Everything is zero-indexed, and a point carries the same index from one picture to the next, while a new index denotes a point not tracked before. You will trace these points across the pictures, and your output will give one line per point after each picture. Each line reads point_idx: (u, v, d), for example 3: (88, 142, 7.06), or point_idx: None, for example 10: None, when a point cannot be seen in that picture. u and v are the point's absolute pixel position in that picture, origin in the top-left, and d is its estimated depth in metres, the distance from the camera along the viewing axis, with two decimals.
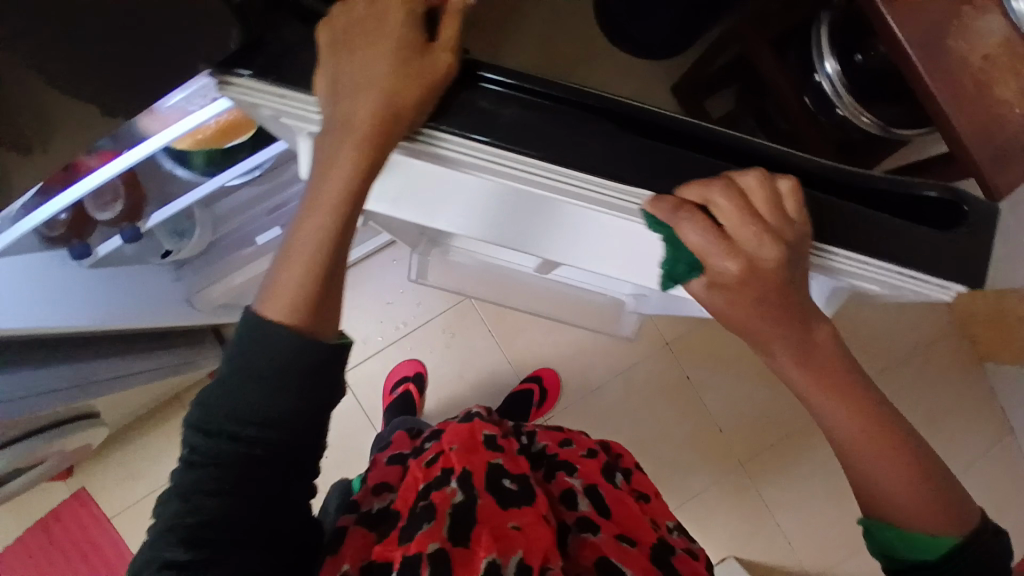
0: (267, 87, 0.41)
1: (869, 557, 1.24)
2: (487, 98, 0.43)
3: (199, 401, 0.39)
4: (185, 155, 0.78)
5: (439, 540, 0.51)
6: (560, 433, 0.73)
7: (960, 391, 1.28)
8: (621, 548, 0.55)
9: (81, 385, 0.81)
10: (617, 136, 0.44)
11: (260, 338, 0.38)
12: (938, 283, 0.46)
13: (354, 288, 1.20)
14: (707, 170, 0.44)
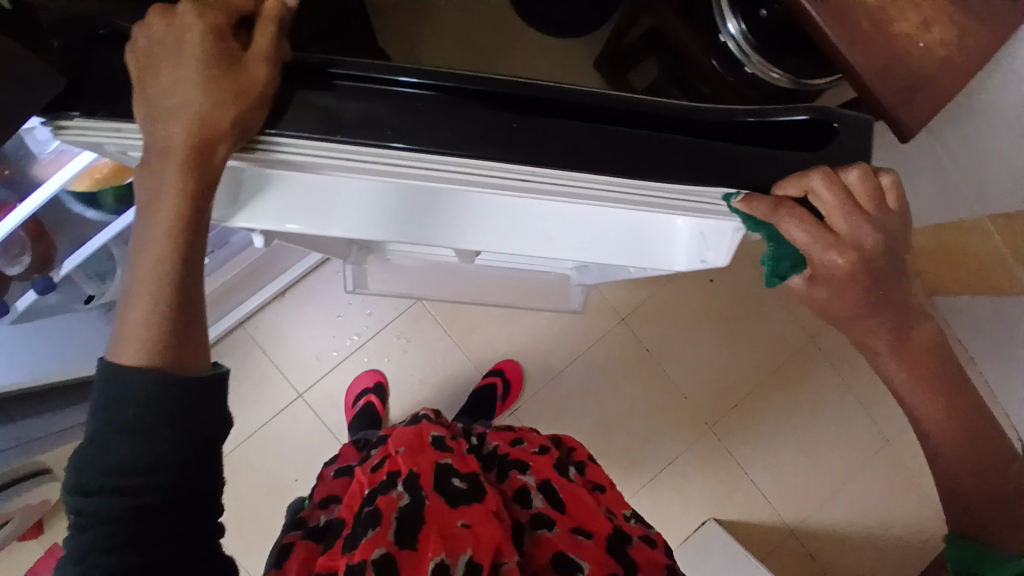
0: (101, 125, 0.37)
1: (846, 499, 1.26)
2: (328, 95, 0.36)
3: (75, 463, 0.37)
4: (92, 196, 0.74)
5: (385, 544, 0.49)
6: (509, 433, 0.70)
7: None
8: (577, 542, 0.53)
9: (22, 444, 0.79)
10: (489, 119, 0.36)
11: (122, 384, 0.37)
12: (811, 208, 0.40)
13: (300, 305, 1.19)
14: (600, 143, 0.37)
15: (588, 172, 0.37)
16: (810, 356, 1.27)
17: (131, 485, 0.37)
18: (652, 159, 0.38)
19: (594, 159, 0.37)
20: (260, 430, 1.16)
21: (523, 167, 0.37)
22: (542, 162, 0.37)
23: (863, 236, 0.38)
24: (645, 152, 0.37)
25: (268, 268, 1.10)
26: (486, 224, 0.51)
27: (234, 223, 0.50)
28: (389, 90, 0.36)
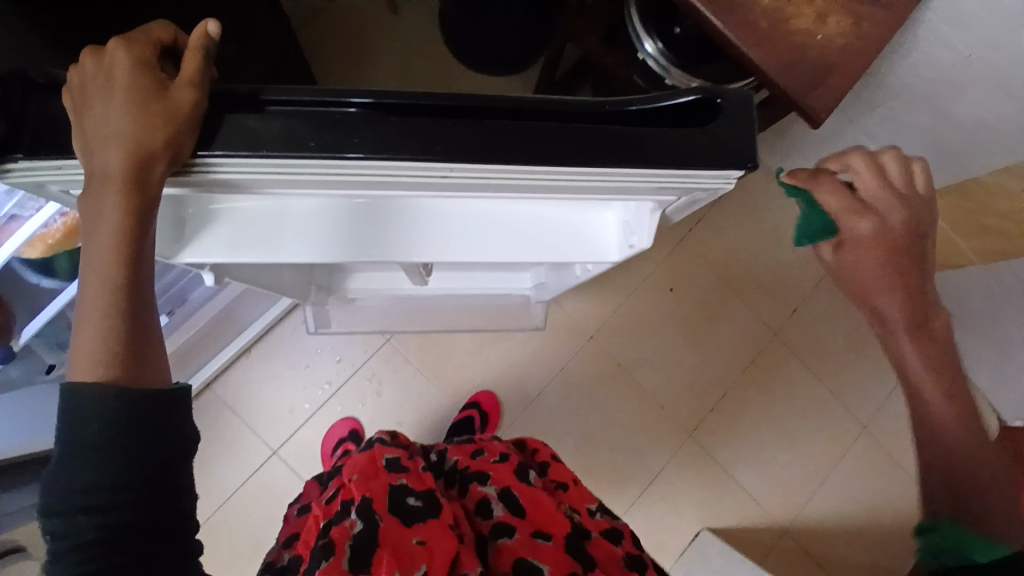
0: (45, 163, 0.38)
1: (834, 490, 1.27)
2: (247, 114, 0.38)
3: (41, 490, 0.37)
4: (47, 264, 0.76)
5: (336, 573, 0.47)
6: (470, 445, 0.71)
7: None
8: (536, 546, 0.52)
9: None
10: (401, 122, 0.38)
11: (78, 405, 0.38)
12: (716, 174, 0.41)
13: (270, 357, 1.19)
14: (507, 131, 0.39)
15: (502, 158, 0.39)
16: (778, 352, 1.30)
17: (96, 505, 0.37)
18: (561, 146, 0.39)
19: (508, 150, 0.39)
20: (238, 491, 1.14)
21: (439, 162, 0.39)
22: (457, 156, 0.39)
23: (891, 211, 0.44)
24: (551, 139, 0.39)
25: (231, 324, 1.11)
26: (427, 235, 0.54)
27: (181, 259, 0.52)
28: (300, 108, 0.38)
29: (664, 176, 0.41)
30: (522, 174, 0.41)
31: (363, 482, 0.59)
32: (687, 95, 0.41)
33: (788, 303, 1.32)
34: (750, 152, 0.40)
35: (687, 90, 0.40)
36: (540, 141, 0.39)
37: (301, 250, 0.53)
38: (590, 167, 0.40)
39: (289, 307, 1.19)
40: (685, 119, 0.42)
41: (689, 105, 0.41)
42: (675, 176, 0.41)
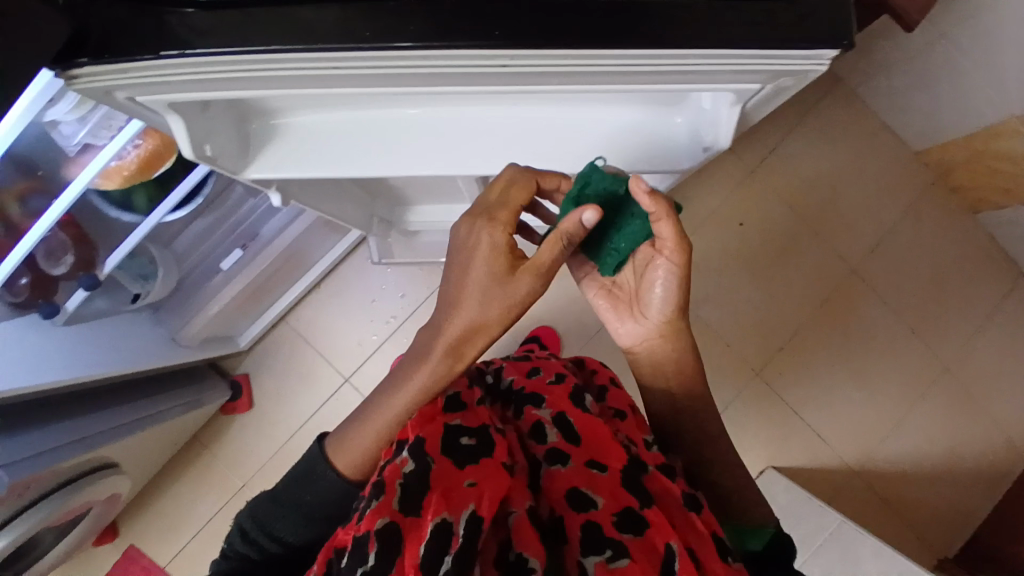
0: (110, 67, 0.38)
1: (908, 431, 1.21)
2: (306, 7, 0.37)
3: (260, 497, 0.50)
4: (127, 199, 0.80)
5: (390, 512, 0.38)
6: (526, 364, 0.60)
7: (959, 244, 1.24)
8: (593, 476, 0.46)
9: (87, 437, 0.84)
10: (466, 10, 0.37)
11: (313, 476, 0.48)
12: (804, 54, 0.39)
13: (338, 293, 1.24)
14: (582, 10, 0.37)
15: (574, 42, 0.37)
16: (854, 288, 1.24)
17: (283, 538, 0.48)
18: (637, 35, 0.37)
19: (579, 31, 0.37)
20: (316, 413, 1.23)
21: (508, 52, 0.38)
22: (523, 41, 0.37)
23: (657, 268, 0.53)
24: (626, 21, 0.37)
25: (302, 263, 1.14)
26: (498, 145, 0.53)
27: (246, 175, 0.52)
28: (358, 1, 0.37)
29: (750, 55, 0.38)
30: (593, 63, 0.39)
31: (419, 416, 0.45)
32: None
33: (864, 237, 1.24)
34: (846, 29, 0.37)
35: None
36: (615, 23, 0.37)
37: (375, 165, 0.52)
38: (664, 50, 0.38)
39: (354, 243, 1.22)
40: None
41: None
42: (758, 56, 0.39)
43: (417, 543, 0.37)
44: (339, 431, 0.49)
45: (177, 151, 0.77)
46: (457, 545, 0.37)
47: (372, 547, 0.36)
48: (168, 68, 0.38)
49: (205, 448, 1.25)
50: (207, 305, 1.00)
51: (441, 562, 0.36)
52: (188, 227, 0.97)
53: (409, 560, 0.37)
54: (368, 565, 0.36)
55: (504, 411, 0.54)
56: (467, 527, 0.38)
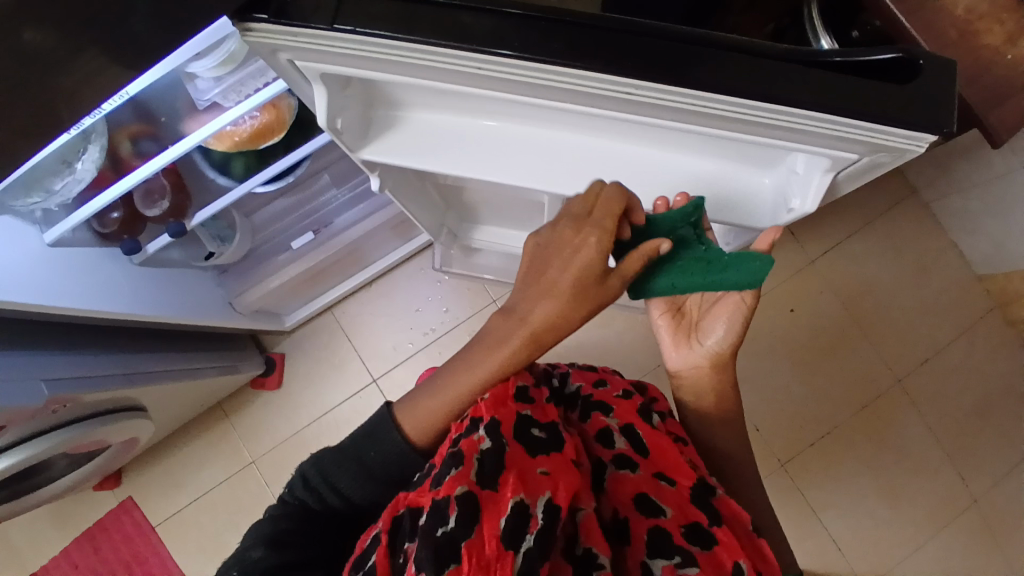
0: (282, 29, 0.43)
1: (925, 560, 1.16)
2: (467, 13, 0.42)
3: (319, 452, 0.56)
4: (227, 163, 0.86)
5: (468, 482, 0.45)
6: (592, 373, 0.68)
7: (1012, 378, 1.21)
8: (658, 487, 0.54)
9: (128, 374, 0.87)
10: (604, 37, 0.42)
11: (380, 437, 0.54)
12: (905, 135, 0.41)
13: (386, 296, 1.27)
14: (705, 59, 0.41)
15: (689, 84, 0.41)
16: (895, 400, 1.21)
17: (341, 490, 0.54)
18: (755, 89, 0.41)
19: (695, 76, 0.41)
20: (335, 408, 1.25)
21: (631, 82, 0.42)
22: (654, 74, 0.41)
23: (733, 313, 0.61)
24: (746, 76, 0.41)
25: (363, 259, 1.19)
26: (593, 168, 0.56)
27: (361, 154, 0.57)
28: (515, 14, 0.42)
29: (856, 125, 0.41)
30: (707, 104, 0.43)
31: (495, 398, 0.51)
32: (889, 54, 0.40)
33: (913, 349, 1.22)
34: (947, 115, 0.40)
35: (889, 49, 0.40)
36: (735, 73, 0.41)
37: (478, 168, 0.56)
38: (775, 106, 0.41)
39: (413, 251, 1.26)
40: (877, 77, 0.42)
41: (888, 63, 0.41)
42: (862, 128, 0.41)
43: (497, 516, 0.44)
44: (409, 398, 0.56)
45: (287, 127, 0.83)
46: (536, 528, 0.44)
47: (451, 511, 0.43)
48: (331, 41, 0.43)
49: (223, 417, 1.28)
50: (269, 279, 1.06)
51: (521, 540, 0.43)
52: (271, 203, 1.02)
53: (487, 531, 0.43)
54: (448, 526, 0.42)
55: (567, 413, 0.63)
56: (543, 513, 0.45)
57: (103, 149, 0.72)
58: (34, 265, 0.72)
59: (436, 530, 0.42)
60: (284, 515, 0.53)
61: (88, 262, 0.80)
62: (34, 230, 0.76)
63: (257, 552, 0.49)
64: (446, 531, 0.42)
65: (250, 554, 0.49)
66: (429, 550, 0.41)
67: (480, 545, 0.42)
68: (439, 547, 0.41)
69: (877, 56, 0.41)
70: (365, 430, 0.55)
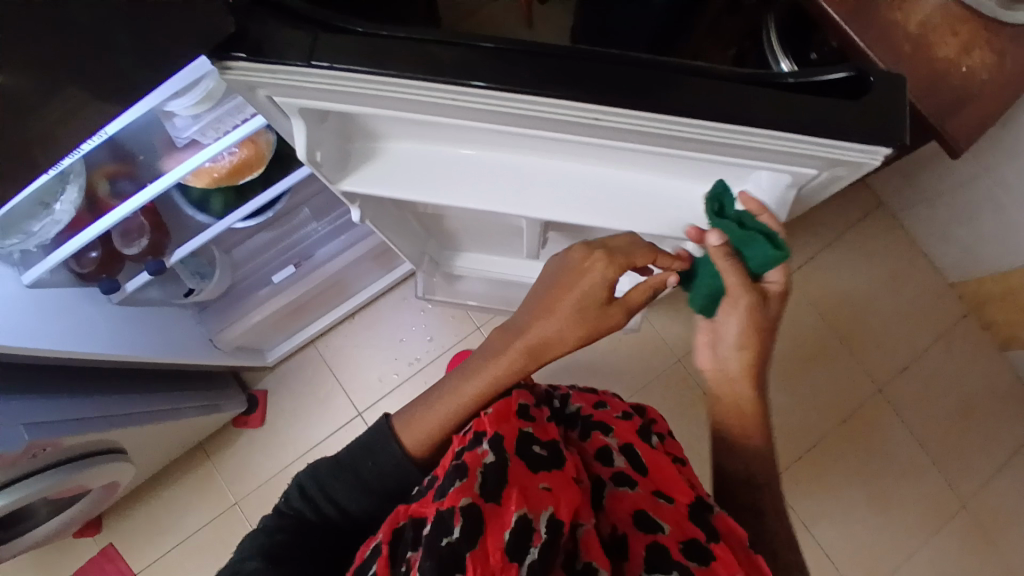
0: (259, 67, 0.44)
1: (918, 567, 1.16)
2: (441, 47, 0.44)
3: (313, 466, 0.59)
4: (206, 200, 0.87)
5: (471, 495, 0.48)
6: (592, 396, 0.72)
7: (989, 381, 1.24)
8: (656, 503, 0.56)
9: (110, 416, 0.86)
10: (578, 69, 0.43)
11: (376, 446, 0.58)
12: (860, 147, 0.43)
13: (369, 326, 1.27)
14: (668, 83, 0.43)
15: (656, 109, 0.43)
16: (877, 408, 1.23)
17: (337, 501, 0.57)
18: (723, 110, 0.43)
19: (660, 100, 0.43)
20: (320, 443, 1.23)
21: (601, 108, 0.43)
22: (627, 102, 0.43)
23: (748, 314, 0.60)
24: (713, 99, 0.43)
25: (345, 291, 1.19)
26: (577, 193, 0.58)
27: (341, 186, 0.58)
28: (491, 48, 0.44)
29: (815, 141, 0.43)
30: (677, 127, 0.44)
31: (497, 415, 0.56)
32: (840, 73, 0.42)
33: (891, 357, 1.25)
34: (897, 129, 0.42)
35: (840, 68, 0.42)
36: (705, 98, 0.43)
37: (456, 196, 0.57)
38: (738, 127, 0.43)
39: (395, 280, 1.26)
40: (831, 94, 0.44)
41: (840, 81, 0.43)
42: (820, 143, 0.43)
43: (501, 530, 0.47)
44: (404, 414, 0.60)
45: (265, 162, 0.85)
46: (538, 541, 0.47)
47: (456, 522, 0.46)
48: (306, 76, 0.44)
49: (207, 457, 1.25)
50: (251, 314, 1.05)
51: (524, 551, 0.46)
52: (252, 237, 1.02)
53: (491, 543, 0.46)
54: (452, 537, 0.45)
55: (568, 432, 0.67)
56: (545, 527, 0.48)
57: (81, 189, 0.72)
58: (13, 309, 0.72)
59: (441, 540, 0.45)
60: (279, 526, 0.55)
61: (68, 304, 0.80)
62: (12, 272, 0.75)
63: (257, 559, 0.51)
64: (450, 542, 0.45)
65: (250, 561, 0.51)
66: (435, 560, 0.44)
67: (486, 557, 0.45)
68: (444, 557, 0.44)
69: (829, 75, 0.43)
70: (363, 445, 0.58)
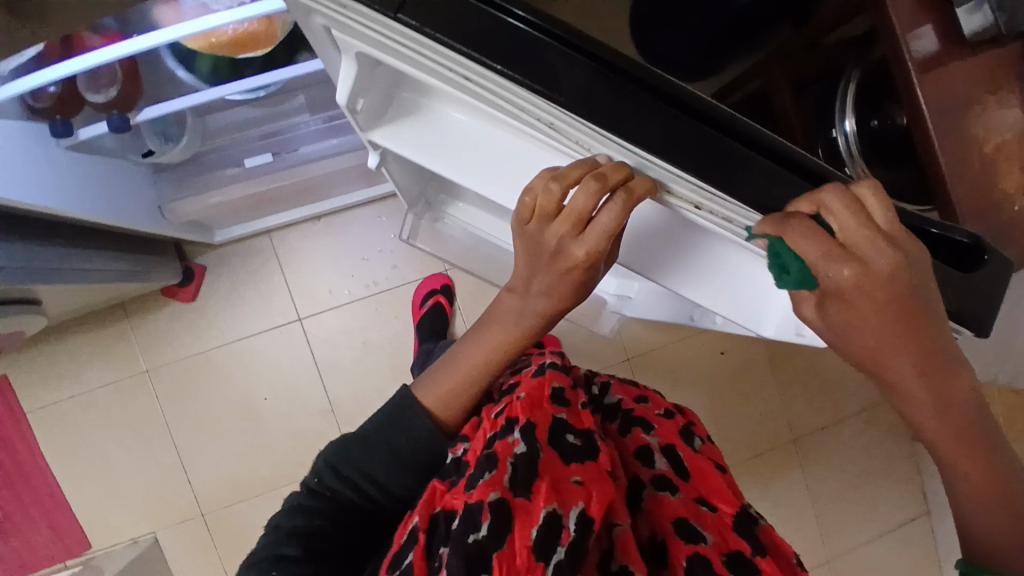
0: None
1: None
2: (557, 53, 0.38)
3: (341, 447, 0.54)
4: (191, 58, 0.75)
5: (501, 489, 0.46)
6: (633, 389, 0.70)
7: (894, 463, 1.31)
8: (700, 511, 0.53)
9: (33, 268, 0.78)
10: (675, 124, 0.40)
11: (406, 419, 0.56)
12: (949, 325, 0.46)
13: (332, 237, 1.19)
14: (757, 171, 0.42)
15: (730, 191, 0.42)
16: (786, 454, 1.29)
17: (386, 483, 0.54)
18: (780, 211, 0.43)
19: (740, 183, 0.42)
20: (249, 337, 1.18)
21: (684, 173, 0.42)
22: (704, 174, 0.41)
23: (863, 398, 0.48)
24: (779, 195, 0.43)
25: (318, 192, 1.10)
26: (676, 264, 0.55)
27: (371, 136, 0.51)
28: (597, 64, 0.39)
29: None
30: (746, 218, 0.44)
31: (528, 403, 0.55)
32: (965, 237, 0.44)
33: (818, 415, 1.30)
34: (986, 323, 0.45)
35: (966, 233, 0.44)
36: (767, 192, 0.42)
37: None
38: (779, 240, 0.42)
39: (372, 196, 1.17)
40: (944, 252, 0.45)
41: (960, 249, 0.45)
42: None
43: (529, 526, 0.45)
44: (426, 380, 0.61)
45: (274, 45, 0.74)
46: (567, 540, 0.45)
47: (484, 520, 0.44)
48: (384, 29, 0.38)
49: (125, 317, 1.17)
50: (214, 193, 0.96)
51: (552, 551, 0.44)
52: (236, 108, 0.88)
53: (519, 541, 0.44)
54: (480, 534, 0.43)
55: (607, 423, 0.64)
56: (575, 524, 0.46)
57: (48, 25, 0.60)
58: None
59: (469, 536, 0.43)
60: (303, 513, 0.51)
61: (10, 139, 0.70)
62: None
63: (291, 549, 0.48)
64: (478, 539, 0.43)
65: (283, 552, 0.47)
66: (462, 557, 0.42)
67: (512, 556, 0.44)
68: (471, 557, 0.42)
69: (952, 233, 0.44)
70: (391, 417, 0.56)
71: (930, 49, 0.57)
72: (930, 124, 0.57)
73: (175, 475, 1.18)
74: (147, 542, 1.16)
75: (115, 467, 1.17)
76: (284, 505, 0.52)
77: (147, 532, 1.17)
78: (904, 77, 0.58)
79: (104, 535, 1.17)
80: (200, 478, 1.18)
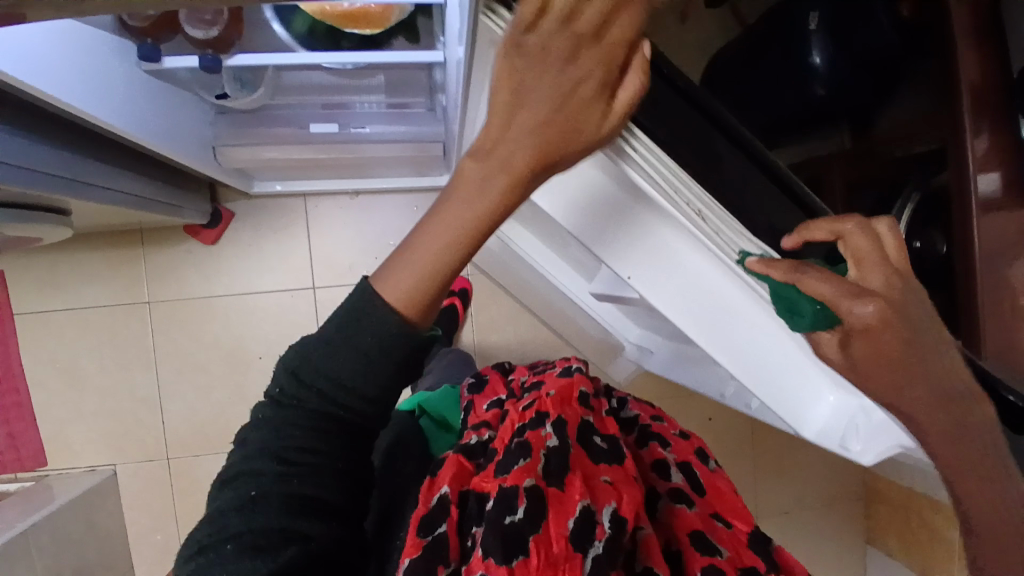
0: None
1: None
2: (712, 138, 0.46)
3: (300, 347, 0.44)
4: (289, 15, 0.74)
5: (535, 477, 0.46)
6: (649, 407, 0.67)
7: (841, 557, 1.36)
8: (714, 527, 0.50)
9: (75, 181, 0.76)
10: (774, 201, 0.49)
11: (366, 313, 0.43)
12: None
13: (365, 215, 1.19)
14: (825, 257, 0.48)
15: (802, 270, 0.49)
16: None
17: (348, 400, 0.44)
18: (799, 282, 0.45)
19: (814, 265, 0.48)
20: (257, 293, 1.17)
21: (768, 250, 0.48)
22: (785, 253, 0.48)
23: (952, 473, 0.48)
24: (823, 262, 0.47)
25: (363, 171, 1.09)
26: (740, 343, 0.56)
27: None
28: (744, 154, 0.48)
29: None
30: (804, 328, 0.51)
31: (559, 398, 0.54)
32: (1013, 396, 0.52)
33: (784, 497, 1.34)
34: None
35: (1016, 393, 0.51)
36: None
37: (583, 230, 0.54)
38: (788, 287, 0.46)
39: (414, 186, 1.17)
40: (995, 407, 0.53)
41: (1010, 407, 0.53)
42: None
43: (564, 516, 0.44)
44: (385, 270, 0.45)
45: (382, 27, 0.74)
46: (603, 536, 0.43)
47: (521, 503, 0.44)
48: None
49: (137, 244, 1.14)
50: (269, 148, 0.95)
51: (588, 543, 0.43)
52: (312, 71, 0.86)
53: (555, 530, 0.43)
54: (516, 517, 0.43)
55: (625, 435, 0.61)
56: (609, 521, 0.44)
57: None
58: (47, 38, 0.61)
59: (504, 518, 0.43)
60: (270, 420, 0.45)
61: (93, 51, 0.68)
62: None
63: (266, 465, 0.43)
64: (513, 521, 0.43)
65: (255, 469, 0.43)
66: (498, 538, 0.42)
67: (548, 543, 0.42)
68: (510, 538, 0.42)
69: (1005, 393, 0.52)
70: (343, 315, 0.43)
71: (993, 192, 0.61)
72: (975, 258, 0.60)
73: (149, 411, 1.16)
74: (105, 472, 1.14)
75: (90, 389, 1.14)
76: (256, 412, 0.46)
77: (107, 463, 1.15)
78: (962, 219, 0.62)
79: (62, 455, 1.14)
80: (174, 421, 1.16)
